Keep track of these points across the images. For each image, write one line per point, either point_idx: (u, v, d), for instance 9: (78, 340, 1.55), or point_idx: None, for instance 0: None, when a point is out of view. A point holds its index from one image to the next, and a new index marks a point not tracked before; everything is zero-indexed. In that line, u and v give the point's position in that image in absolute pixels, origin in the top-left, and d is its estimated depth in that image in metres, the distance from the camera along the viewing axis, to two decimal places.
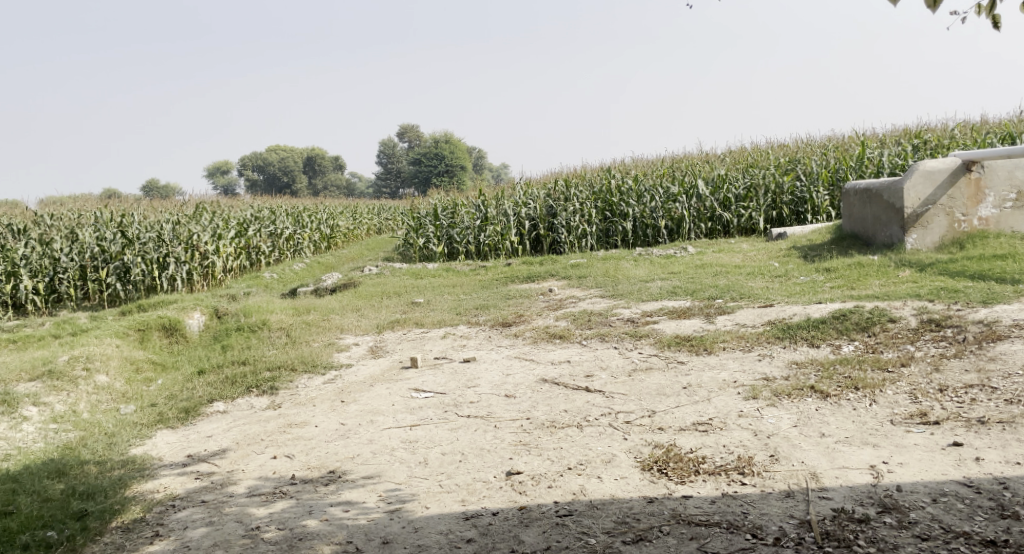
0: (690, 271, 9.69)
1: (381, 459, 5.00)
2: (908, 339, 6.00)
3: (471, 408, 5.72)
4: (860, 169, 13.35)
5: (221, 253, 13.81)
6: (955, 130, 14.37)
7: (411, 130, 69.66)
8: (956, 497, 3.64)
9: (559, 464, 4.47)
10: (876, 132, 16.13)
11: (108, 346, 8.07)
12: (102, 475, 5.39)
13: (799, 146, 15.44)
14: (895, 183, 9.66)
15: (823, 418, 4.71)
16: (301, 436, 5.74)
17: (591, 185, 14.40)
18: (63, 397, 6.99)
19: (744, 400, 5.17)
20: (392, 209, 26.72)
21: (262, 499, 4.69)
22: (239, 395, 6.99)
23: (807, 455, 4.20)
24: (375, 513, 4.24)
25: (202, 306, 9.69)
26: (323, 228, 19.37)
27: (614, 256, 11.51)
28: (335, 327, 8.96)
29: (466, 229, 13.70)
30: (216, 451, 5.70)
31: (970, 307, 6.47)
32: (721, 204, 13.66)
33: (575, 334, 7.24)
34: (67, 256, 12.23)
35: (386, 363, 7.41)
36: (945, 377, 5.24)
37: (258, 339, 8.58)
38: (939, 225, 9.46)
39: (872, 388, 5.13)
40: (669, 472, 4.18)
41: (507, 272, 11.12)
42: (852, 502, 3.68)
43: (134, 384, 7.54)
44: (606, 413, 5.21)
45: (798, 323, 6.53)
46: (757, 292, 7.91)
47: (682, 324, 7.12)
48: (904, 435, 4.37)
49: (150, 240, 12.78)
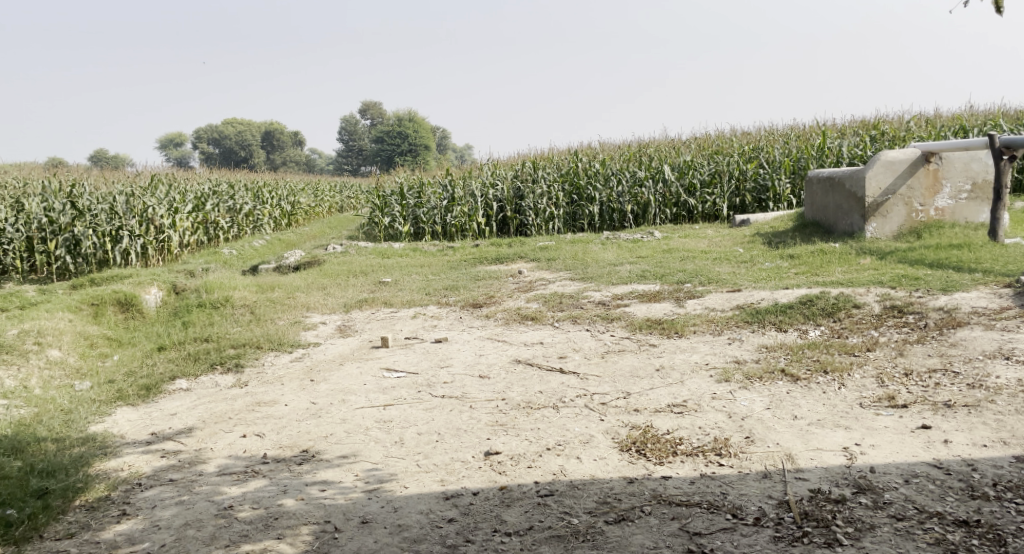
0: (657, 255, 9.77)
1: (356, 439, 4.96)
2: (872, 325, 6.14)
3: (445, 388, 5.71)
4: (821, 159, 13.60)
5: (177, 227, 13.53)
6: (911, 123, 14.71)
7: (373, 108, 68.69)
8: (927, 478, 3.75)
9: (538, 444, 4.49)
10: (835, 123, 16.41)
11: (60, 320, 7.87)
12: (61, 453, 5.25)
13: (762, 134, 15.64)
14: (857, 171, 9.80)
15: (794, 401, 4.80)
16: (271, 414, 5.67)
17: (558, 168, 14.38)
18: (14, 372, 6.80)
19: (716, 383, 5.24)
20: (355, 188, 26.41)
21: (234, 478, 4.62)
22: (203, 372, 6.87)
23: (782, 437, 4.28)
24: (353, 492, 4.20)
25: (159, 281, 9.50)
26: (283, 205, 19.07)
27: (581, 238, 11.55)
28: (301, 305, 8.85)
29: (433, 209, 13.61)
30: (182, 429, 5.59)
31: (931, 294, 6.63)
32: (686, 190, 13.74)
33: (546, 315, 7.25)
34: (13, 226, 11.85)
35: (355, 342, 7.35)
36: (909, 361, 5.38)
37: (220, 316, 8.43)
38: (898, 214, 9.66)
39: (841, 372, 5.24)
40: (648, 453, 4.23)
41: (476, 254, 11.08)
42: (828, 483, 3.77)
43: (89, 360, 7.36)
44: (581, 394, 5.24)
45: (766, 308, 6.63)
46: (725, 277, 8.01)
47: (653, 307, 7.19)
48: (874, 417, 4.48)
49: (102, 212, 12.47)
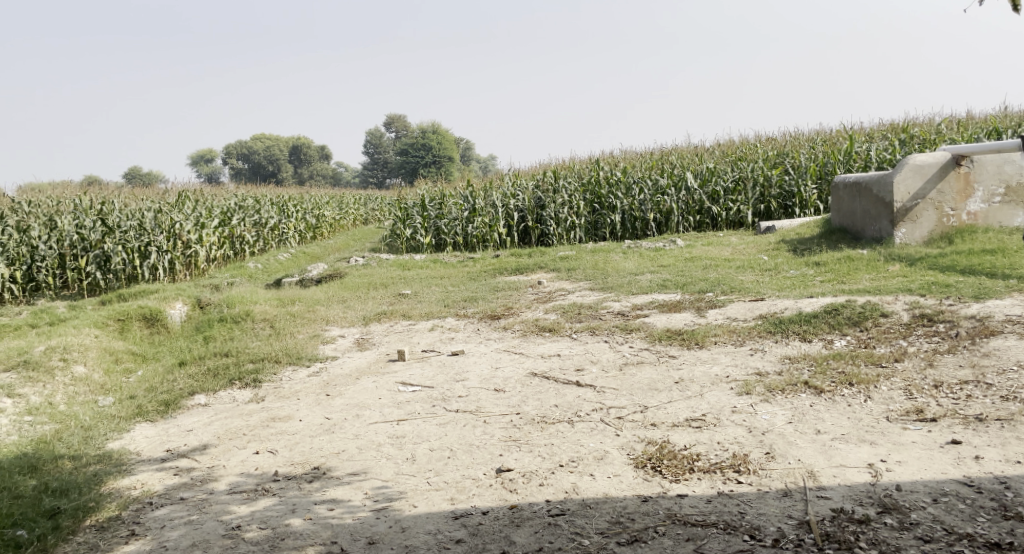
0: (680, 264, 9.62)
1: (367, 455, 4.87)
2: (900, 334, 5.95)
3: (459, 402, 5.61)
4: (848, 163, 13.36)
5: (204, 242, 13.60)
6: (942, 125, 14.40)
7: (399, 121, 69.32)
8: (957, 497, 3.57)
9: (551, 461, 4.37)
10: (863, 127, 16.13)
11: (86, 336, 7.90)
12: (76, 470, 5.23)
13: (787, 139, 15.40)
14: (885, 176, 9.59)
15: (818, 415, 4.64)
16: (284, 430, 5.61)
17: (580, 177, 14.29)
18: (40, 389, 6.82)
19: (737, 396, 5.09)
20: (379, 200, 26.52)
21: (243, 497, 4.56)
22: (221, 387, 6.85)
23: (804, 453, 4.12)
24: (362, 511, 4.11)
25: (184, 296, 9.52)
26: (308, 218, 19.16)
27: (603, 248, 11.42)
28: (321, 318, 8.82)
29: (454, 220, 13.57)
30: (197, 446, 5.55)
31: (963, 302, 6.41)
32: (709, 197, 13.57)
33: (564, 327, 7.14)
34: (45, 244, 12.00)
35: (372, 356, 7.29)
36: (939, 373, 5.18)
37: (241, 330, 8.42)
38: (929, 219, 9.42)
39: (867, 384, 5.06)
40: (663, 469, 4.09)
41: (495, 264, 11.01)
42: (851, 502, 3.61)
43: (113, 375, 7.37)
44: (597, 408, 5.12)
45: (790, 317, 6.46)
46: (748, 286, 7.84)
47: (673, 317, 7.04)
48: (901, 432, 4.30)
49: (131, 228, 12.57)
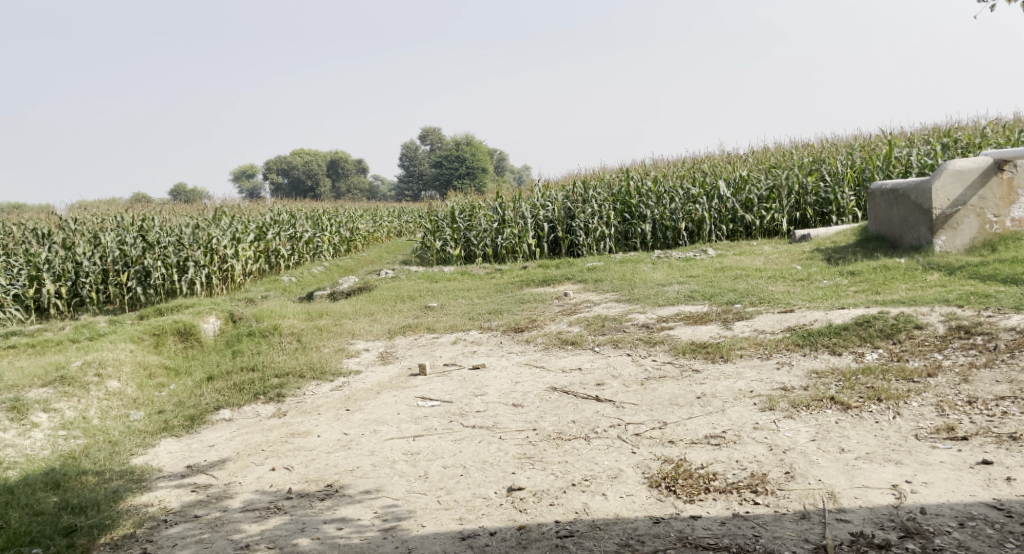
0: (710, 274, 9.44)
1: (380, 473, 4.81)
2: (935, 347, 5.73)
3: (477, 418, 5.53)
4: (886, 169, 13.03)
5: (240, 256, 13.70)
6: (986, 129, 13.97)
7: (433, 133, 69.87)
8: (985, 522, 3.40)
9: (563, 479, 4.27)
10: (903, 132, 15.73)
11: (122, 351, 7.97)
12: (98, 486, 5.24)
13: (824, 145, 15.09)
14: (922, 182, 9.31)
15: (842, 433, 4.46)
16: (302, 446, 5.58)
17: (610, 187, 14.16)
18: (74, 404, 6.88)
19: (759, 412, 4.93)
20: (413, 212, 26.63)
21: (255, 515, 4.52)
22: (246, 401, 6.85)
23: (825, 472, 3.96)
24: (370, 531, 4.05)
25: (217, 310, 9.58)
26: (343, 231, 19.25)
27: (632, 258, 11.28)
28: (348, 332, 8.82)
29: (484, 232, 13.56)
30: (216, 462, 5.54)
31: (1002, 313, 6.15)
32: (743, 205, 13.34)
33: (587, 340, 7.03)
34: (89, 260, 12.20)
35: (395, 369, 7.25)
36: (974, 388, 4.96)
37: (269, 345, 8.43)
38: (970, 226, 9.12)
39: (896, 400, 4.86)
40: (678, 489, 3.97)
41: (523, 276, 10.94)
42: (872, 525, 3.46)
43: (146, 390, 7.42)
44: (615, 424, 5.00)
45: (819, 330, 6.26)
46: (778, 296, 7.65)
47: (699, 330, 6.87)
48: (930, 451, 4.11)
49: (170, 244, 12.72)
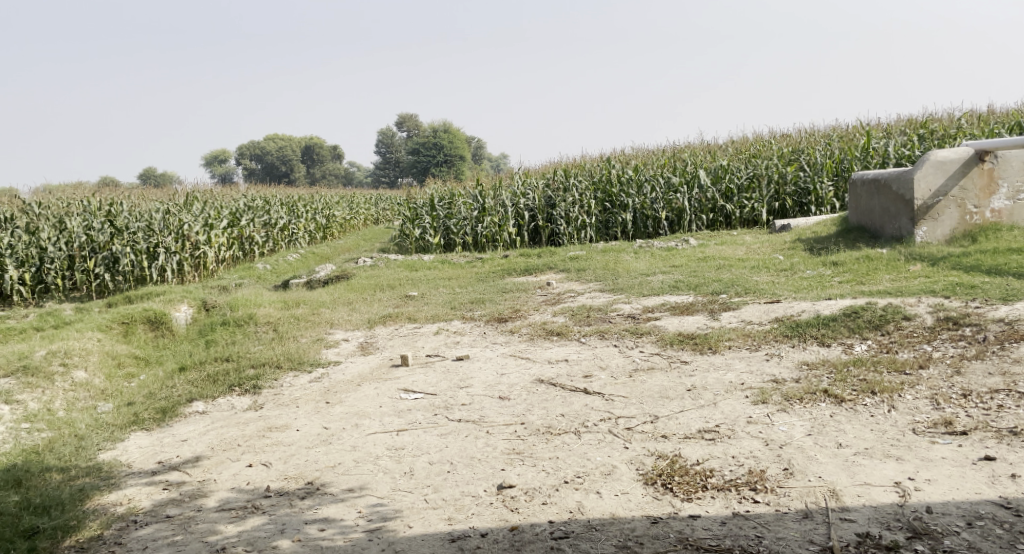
0: (692, 264, 9.35)
1: (364, 470, 4.64)
2: (925, 338, 5.66)
3: (463, 411, 5.37)
4: (865, 159, 13.02)
5: (213, 243, 13.35)
6: (962, 120, 14.01)
7: (410, 121, 69.44)
8: (993, 522, 3.32)
9: (555, 476, 4.12)
10: (880, 122, 15.75)
11: (89, 340, 7.68)
12: (63, 484, 5.00)
13: (803, 136, 15.07)
14: (904, 172, 9.28)
15: (838, 427, 4.37)
16: (280, 441, 5.38)
17: (591, 175, 14.03)
18: (38, 395, 6.61)
19: (752, 405, 4.82)
20: (391, 199, 26.36)
21: (232, 515, 4.33)
22: (221, 393, 6.62)
23: (825, 469, 3.86)
24: (354, 532, 3.89)
25: (190, 298, 9.28)
26: (318, 218, 18.92)
27: (614, 247, 11.16)
28: (325, 321, 8.60)
29: (463, 220, 13.33)
30: (189, 458, 5.32)
31: (990, 304, 6.09)
32: (723, 195, 13.26)
33: (573, 331, 6.89)
34: (54, 246, 11.84)
35: (375, 360, 7.06)
36: (967, 381, 4.89)
37: (244, 334, 8.19)
38: (951, 216, 9.08)
39: (891, 393, 4.78)
40: (675, 487, 3.85)
41: (505, 265, 10.78)
42: (877, 526, 3.37)
43: (115, 380, 7.17)
44: (605, 418, 4.87)
45: (807, 320, 6.18)
46: (763, 287, 7.56)
47: (685, 320, 6.76)
48: (930, 446, 4.02)
49: (139, 229, 12.36)
